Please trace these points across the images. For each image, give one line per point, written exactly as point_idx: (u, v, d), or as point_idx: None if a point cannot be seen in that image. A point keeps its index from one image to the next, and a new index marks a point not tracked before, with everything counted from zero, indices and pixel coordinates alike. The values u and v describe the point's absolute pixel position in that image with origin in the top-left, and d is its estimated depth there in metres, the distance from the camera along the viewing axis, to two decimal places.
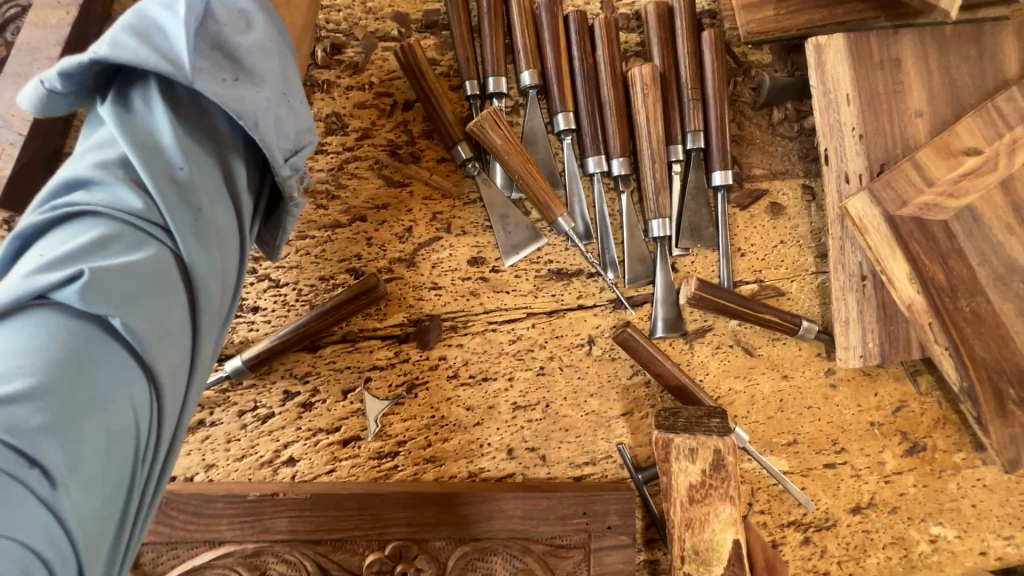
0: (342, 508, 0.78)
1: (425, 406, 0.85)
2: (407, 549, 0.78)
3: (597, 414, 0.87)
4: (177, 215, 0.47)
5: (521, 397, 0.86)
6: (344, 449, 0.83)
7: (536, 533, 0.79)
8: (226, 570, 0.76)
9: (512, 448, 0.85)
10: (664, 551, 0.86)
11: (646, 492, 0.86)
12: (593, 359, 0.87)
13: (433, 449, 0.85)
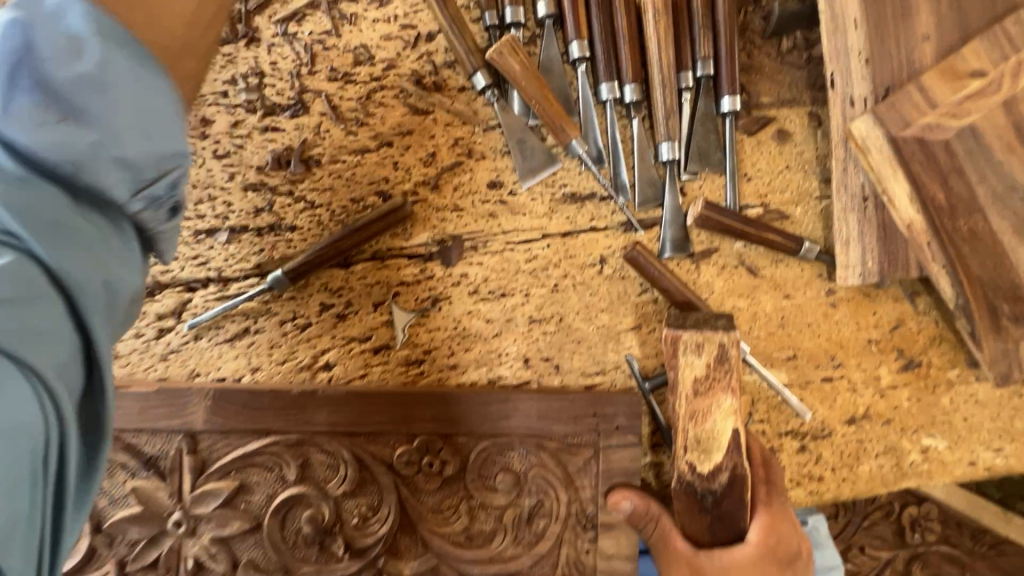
0: (374, 405, 0.85)
1: (448, 318, 0.92)
2: (434, 443, 0.86)
3: (608, 328, 0.93)
4: (30, 257, 0.47)
5: (537, 312, 0.93)
6: (375, 356, 0.91)
7: (551, 431, 0.87)
8: (272, 457, 0.85)
9: (528, 358, 0.92)
10: (668, 454, 0.93)
11: (653, 400, 0.92)
12: (604, 278, 0.93)
13: (455, 357, 0.92)
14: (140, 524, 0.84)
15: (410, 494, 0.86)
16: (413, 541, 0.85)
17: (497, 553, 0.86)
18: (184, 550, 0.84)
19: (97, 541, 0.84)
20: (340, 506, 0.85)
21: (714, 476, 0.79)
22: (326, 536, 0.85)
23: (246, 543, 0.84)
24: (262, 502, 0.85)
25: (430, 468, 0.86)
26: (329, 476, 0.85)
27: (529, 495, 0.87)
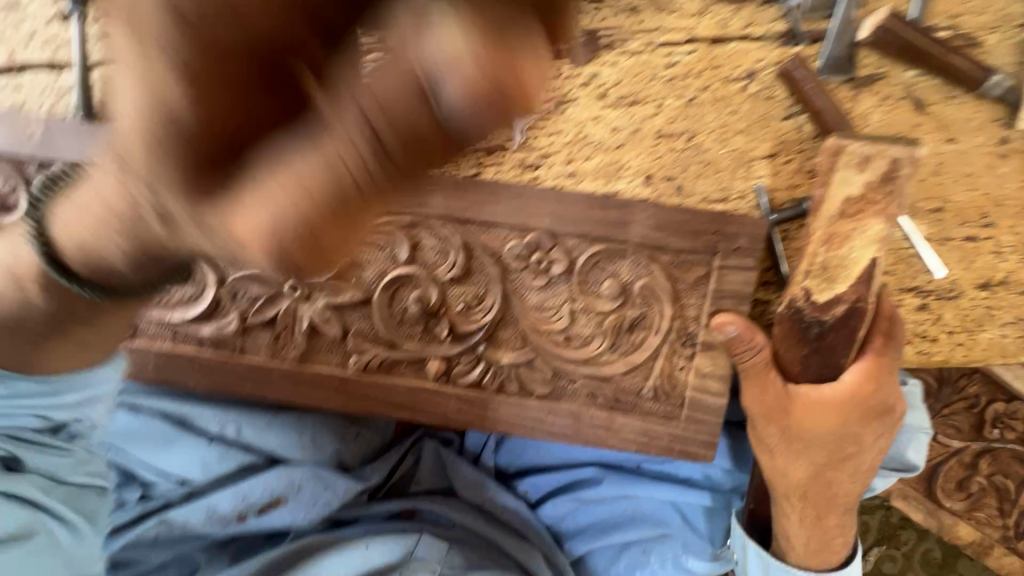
0: (491, 196, 0.84)
1: (572, 123, 0.87)
2: (545, 241, 0.85)
3: (740, 153, 0.86)
4: None
5: (667, 126, 0.86)
6: (489, 158, 0.85)
7: (667, 245, 0.84)
8: (385, 235, 0.86)
9: (649, 175, 0.88)
10: (778, 293, 0.90)
11: (774, 233, 0.88)
12: (748, 96, 0.85)
13: (574, 166, 0.88)
14: (259, 283, 0.88)
15: (515, 289, 0.87)
16: (514, 334, 0.88)
17: (593, 356, 0.88)
18: (300, 312, 0.89)
19: (221, 293, 0.89)
20: (446, 291, 0.87)
21: (830, 303, 0.81)
22: (431, 317, 0.88)
23: (356, 313, 0.89)
24: (373, 277, 0.88)
25: (539, 266, 0.86)
26: (440, 261, 0.86)
27: (634, 307, 0.87)
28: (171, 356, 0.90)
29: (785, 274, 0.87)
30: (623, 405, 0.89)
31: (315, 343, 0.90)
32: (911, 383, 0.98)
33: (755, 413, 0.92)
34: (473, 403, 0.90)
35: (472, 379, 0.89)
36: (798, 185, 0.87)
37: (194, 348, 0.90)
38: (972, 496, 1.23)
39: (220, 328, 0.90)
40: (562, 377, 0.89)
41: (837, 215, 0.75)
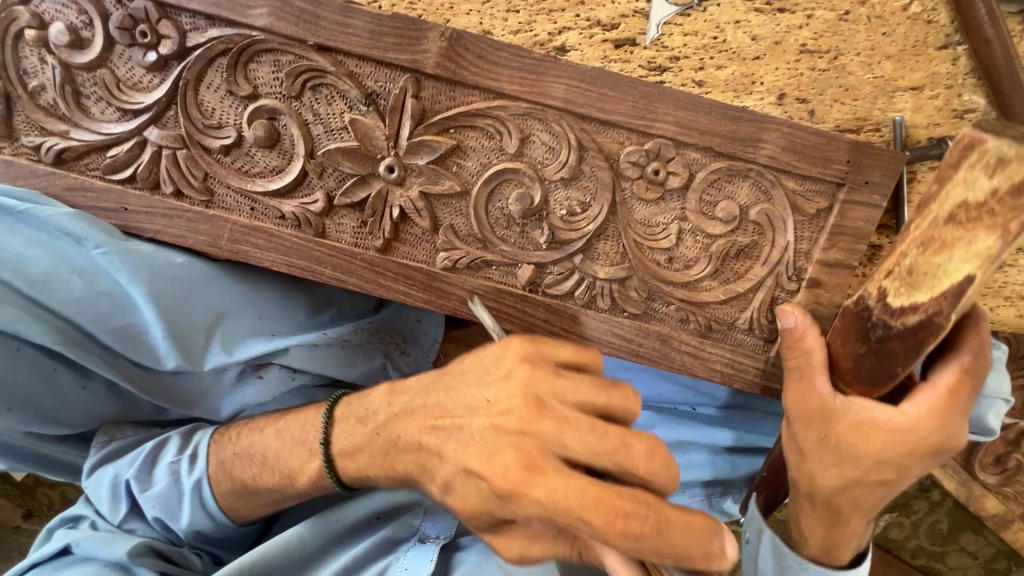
0: (618, 93, 0.77)
1: (710, 24, 0.80)
2: (666, 150, 0.79)
3: (885, 81, 0.80)
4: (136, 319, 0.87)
5: (813, 41, 0.80)
6: (616, 52, 0.81)
7: (795, 170, 0.79)
8: (494, 124, 0.79)
9: (783, 94, 0.81)
10: (889, 240, 0.87)
11: (904, 174, 0.82)
12: (907, 17, 0.78)
13: (704, 73, 0.81)
14: (352, 161, 0.81)
15: (624, 200, 0.82)
16: (614, 248, 0.84)
17: (693, 280, 0.85)
18: (391, 198, 0.83)
19: (308, 167, 0.82)
20: (551, 194, 0.82)
21: (904, 314, 0.67)
22: (530, 220, 0.83)
23: (450, 207, 0.83)
24: (474, 169, 0.82)
25: (654, 177, 0.80)
26: (548, 159, 0.81)
27: (745, 234, 0.83)
28: (249, 230, 0.85)
29: (904, 219, 0.83)
30: (712, 335, 0.87)
31: (401, 233, 0.85)
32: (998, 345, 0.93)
33: (793, 414, 0.77)
34: (560, 316, 0.86)
35: (563, 290, 0.85)
36: (939, 123, 0.82)
37: (273, 224, 0.85)
38: (1004, 471, 1.26)
39: (303, 206, 0.84)
40: (656, 298, 0.86)
41: (945, 216, 0.63)
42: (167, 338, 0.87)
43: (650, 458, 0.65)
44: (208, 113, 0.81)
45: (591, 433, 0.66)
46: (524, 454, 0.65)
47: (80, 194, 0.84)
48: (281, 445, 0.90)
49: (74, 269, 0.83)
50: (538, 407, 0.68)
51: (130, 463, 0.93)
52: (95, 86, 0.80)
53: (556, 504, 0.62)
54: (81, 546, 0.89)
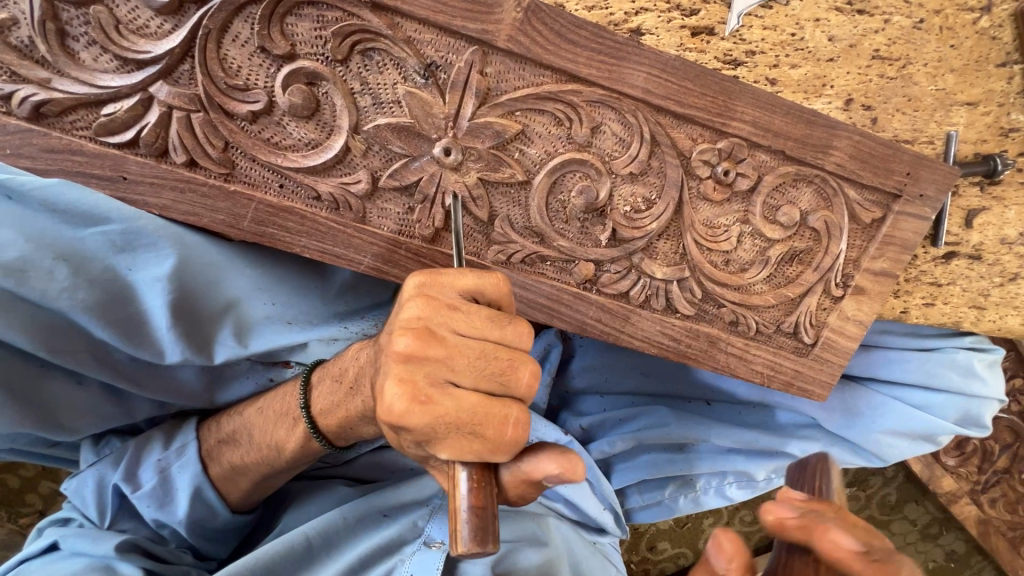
0: (699, 87, 0.73)
1: (791, 20, 0.77)
2: (739, 149, 0.76)
3: (946, 93, 0.81)
4: (135, 309, 0.77)
5: (885, 48, 0.79)
6: (693, 41, 0.76)
7: (858, 179, 0.79)
8: (565, 109, 0.73)
9: (850, 100, 0.80)
10: (925, 249, 0.90)
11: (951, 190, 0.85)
12: (975, 31, 0.79)
13: (778, 72, 0.79)
14: (403, 140, 0.73)
15: (689, 200, 0.79)
16: (673, 248, 0.81)
17: (747, 284, 0.84)
18: (444, 182, 0.75)
19: (352, 143, 0.73)
20: (616, 188, 0.77)
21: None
22: (592, 215, 0.78)
23: (508, 196, 0.77)
24: (537, 157, 0.76)
25: (724, 177, 0.77)
26: (617, 152, 0.76)
27: (802, 240, 0.83)
28: (276, 211, 0.74)
29: (943, 231, 0.87)
30: (756, 338, 0.88)
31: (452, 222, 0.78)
32: (996, 349, 1.00)
33: None
34: (613, 315, 0.83)
35: (618, 289, 0.82)
36: (986, 140, 0.84)
37: (305, 206, 0.75)
38: (963, 454, 1.32)
39: (343, 186, 0.74)
40: (708, 300, 0.85)
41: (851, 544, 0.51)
42: (173, 328, 0.78)
43: (534, 378, 0.63)
44: (232, 71, 0.69)
45: (477, 358, 0.61)
46: (411, 384, 0.59)
47: (65, 158, 0.70)
48: (263, 422, 0.84)
49: (59, 253, 0.72)
50: (425, 336, 0.61)
51: (114, 463, 0.85)
52: (87, 27, 0.66)
53: (446, 423, 0.59)
54: (69, 541, 0.81)
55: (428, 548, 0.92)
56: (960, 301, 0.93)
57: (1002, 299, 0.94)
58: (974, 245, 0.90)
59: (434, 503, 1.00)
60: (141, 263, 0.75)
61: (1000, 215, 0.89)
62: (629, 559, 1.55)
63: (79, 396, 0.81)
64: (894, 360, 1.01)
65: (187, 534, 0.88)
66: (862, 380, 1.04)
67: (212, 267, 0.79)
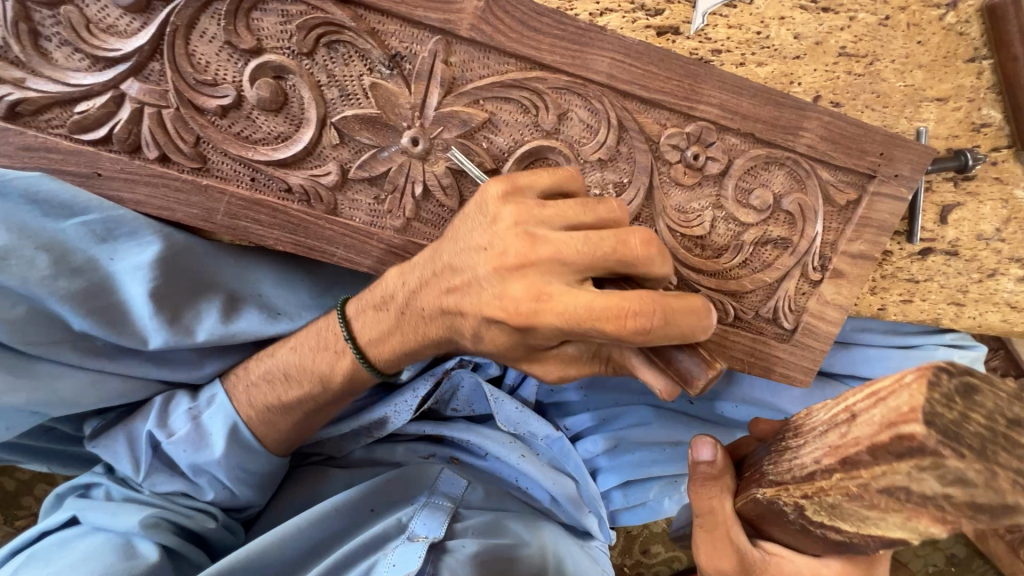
0: (664, 71, 0.73)
1: (755, 19, 0.77)
2: (707, 133, 0.76)
3: (915, 89, 0.81)
4: (117, 300, 0.77)
5: (851, 45, 0.78)
6: (658, 40, 0.76)
7: (831, 161, 0.78)
8: (531, 97, 0.73)
9: (818, 95, 0.80)
10: (900, 245, 0.89)
11: (922, 184, 0.84)
12: (942, 27, 0.79)
13: (745, 70, 0.78)
14: (371, 130, 0.73)
15: (660, 184, 0.79)
16: (647, 233, 0.81)
17: (723, 269, 0.83)
18: (413, 172, 0.76)
19: (321, 135, 0.74)
20: (586, 174, 0.78)
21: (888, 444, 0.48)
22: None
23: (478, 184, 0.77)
24: (505, 146, 0.76)
25: (694, 161, 0.77)
26: (585, 139, 0.76)
27: (778, 224, 0.82)
28: (249, 204, 0.75)
29: (917, 227, 0.85)
30: (736, 324, 0.87)
31: (423, 212, 0.78)
32: (977, 345, 0.98)
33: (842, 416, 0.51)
34: None
35: None
36: (958, 136, 0.83)
37: (277, 198, 0.76)
38: None
39: (314, 178, 0.75)
40: (684, 286, 0.84)
41: (869, 432, 0.48)
42: (157, 317, 0.77)
43: (647, 247, 0.60)
44: (201, 66, 0.70)
45: (582, 243, 0.60)
46: (530, 286, 0.60)
47: (41, 155, 0.71)
48: (300, 358, 0.82)
49: (41, 243, 0.72)
50: (528, 239, 0.60)
51: (145, 417, 0.84)
52: (58, 26, 0.68)
53: (576, 321, 0.58)
54: (89, 515, 0.81)
55: (410, 542, 0.92)
56: (939, 298, 0.92)
57: (980, 295, 0.92)
58: (951, 241, 0.89)
59: (421, 501, 0.99)
60: (123, 251, 0.75)
61: (975, 210, 0.88)
62: (621, 561, 1.53)
63: (65, 384, 0.78)
64: (873, 357, 0.99)
65: (226, 478, 0.85)
66: (843, 377, 1.03)
67: (198, 261, 0.80)
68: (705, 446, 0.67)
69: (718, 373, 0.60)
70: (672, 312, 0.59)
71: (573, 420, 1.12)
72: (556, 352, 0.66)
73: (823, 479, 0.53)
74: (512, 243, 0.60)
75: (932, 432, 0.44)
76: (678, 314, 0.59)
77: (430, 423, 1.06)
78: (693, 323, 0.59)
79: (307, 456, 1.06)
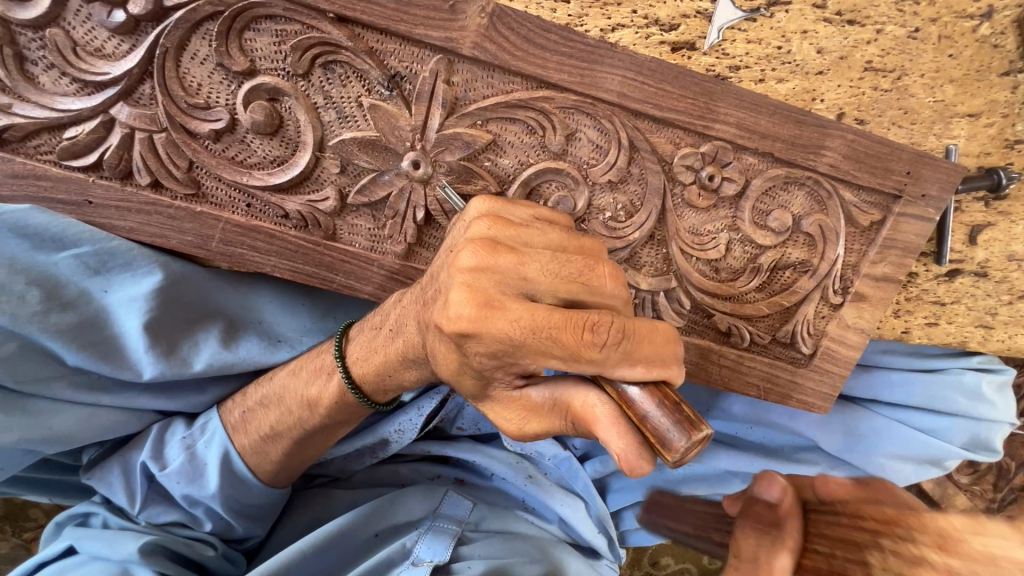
0: (678, 89, 0.69)
1: (777, 32, 0.73)
2: (723, 153, 0.72)
3: (945, 105, 0.76)
4: (111, 334, 0.75)
5: (878, 59, 0.74)
6: (673, 56, 0.73)
7: (853, 180, 0.74)
8: (537, 117, 0.70)
9: (842, 112, 0.76)
10: (926, 267, 0.85)
11: (952, 203, 0.80)
12: (975, 39, 0.74)
13: (764, 86, 0.75)
14: (370, 154, 0.70)
15: (674, 207, 0.75)
16: (659, 256, 0.77)
17: (738, 293, 0.80)
18: (415, 198, 0.73)
19: (318, 159, 0.71)
20: (595, 197, 0.74)
21: None
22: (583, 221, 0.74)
23: None
24: (510, 167, 0.73)
25: (709, 182, 0.74)
26: (594, 160, 0.73)
27: (796, 247, 0.78)
28: (244, 231, 0.72)
29: (946, 248, 0.81)
30: (752, 349, 0.83)
31: (425, 238, 0.75)
32: (1006, 368, 0.94)
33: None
34: None
35: None
36: (990, 153, 0.79)
37: (273, 224, 0.73)
38: (977, 471, 1.19)
39: (311, 204, 0.72)
40: (697, 310, 0.80)
41: None
42: (152, 350, 0.75)
43: (614, 281, 0.57)
44: (193, 89, 0.67)
45: (553, 261, 0.56)
46: (479, 291, 0.54)
47: (30, 184, 0.69)
48: (297, 382, 0.80)
49: (31, 277, 0.70)
50: (492, 246, 0.56)
51: (140, 447, 0.83)
52: (44, 50, 0.65)
53: (515, 329, 0.53)
54: (84, 545, 0.78)
55: (415, 566, 0.89)
56: (966, 321, 0.88)
57: (1010, 318, 0.88)
58: (980, 262, 0.85)
59: (426, 525, 0.95)
60: (116, 283, 0.73)
61: (1006, 230, 0.83)
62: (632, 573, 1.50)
63: (58, 422, 0.76)
64: (895, 381, 0.95)
65: (222, 508, 0.83)
66: (862, 401, 0.99)
67: (194, 292, 0.78)
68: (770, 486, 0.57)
69: (703, 437, 0.48)
70: (635, 333, 0.54)
71: (583, 440, 1.06)
72: (509, 401, 0.61)
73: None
74: (473, 242, 0.57)
75: None
76: (643, 334, 0.54)
77: (434, 443, 1.03)
78: (660, 345, 0.55)
79: (311, 480, 1.02)
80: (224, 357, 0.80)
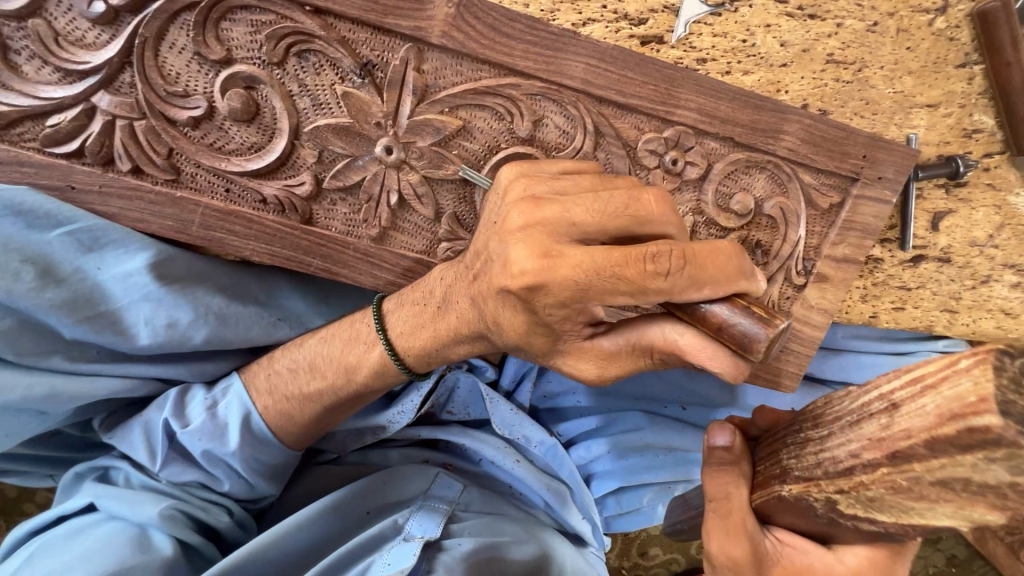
0: (640, 75, 0.72)
1: (741, 26, 0.75)
2: (685, 138, 0.75)
3: (904, 96, 0.79)
4: (110, 310, 0.76)
5: (839, 52, 0.77)
6: (642, 50, 0.75)
7: (812, 164, 0.77)
8: (505, 103, 0.72)
9: (806, 102, 0.78)
10: (891, 252, 0.88)
11: (912, 189, 0.83)
12: (931, 32, 0.77)
13: (730, 77, 0.77)
14: (344, 140, 0.73)
15: None
16: None
17: None
18: (388, 182, 0.75)
19: (294, 145, 0.73)
20: None
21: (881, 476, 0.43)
22: None
23: (454, 193, 0.77)
24: (480, 153, 0.75)
25: (672, 167, 0.76)
26: (562, 145, 0.75)
27: (760, 229, 0.81)
28: (223, 215, 0.75)
29: (909, 234, 0.84)
30: None
31: (400, 221, 0.78)
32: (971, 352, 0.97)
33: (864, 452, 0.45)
34: None
35: None
36: (950, 142, 0.81)
37: (251, 209, 0.75)
38: None
39: (287, 188, 0.75)
40: None
41: (922, 423, 0.39)
42: (152, 323, 0.78)
43: (661, 205, 0.58)
44: (171, 77, 0.70)
45: (596, 202, 0.57)
46: (537, 244, 0.56)
47: (14, 170, 0.71)
48: (330, 350, 0.82)
49: (26, 256, 0.72)
50: (536, 201, 0.59)
51: (159, 407, 0.83)
52: (26, 39, 0.67)
53: (580, 278, 0.55)
54: (105, 503, 0.80)
55: (406, 543, 0.90)
56: (931, 305, 0.90)
57: (974, 302, 0.91)
58: (943, 248, 0.88)
59: (416, 504, 0.97)
60: (110, 262, 0.75)
61: (967, 217, 0.86)
62: (619, 563, 1.52)
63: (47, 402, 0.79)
64: (864, 363, 0.98)
65: (242, 469, 0.85)
66: (835, 385, 1.01)
67: (186, 271, 0.79)
68: (723, 432, 0.60)
69: (779, 330, 0.52)
70: (696, 256, 0.55)
71: (571, 425, 1.11)
72: (583, 349, 0.63)
73: (863, 474, 0.43)
74: (519, 205, 0.59)
75: (1012, 423, 0.34)
76: (703, 255, 0.54)
77: (425, 427, 1.05)
78: (722, 263, 0.55)
79: (317, 454, 1.05)
80: (223, 332, 0.82)
